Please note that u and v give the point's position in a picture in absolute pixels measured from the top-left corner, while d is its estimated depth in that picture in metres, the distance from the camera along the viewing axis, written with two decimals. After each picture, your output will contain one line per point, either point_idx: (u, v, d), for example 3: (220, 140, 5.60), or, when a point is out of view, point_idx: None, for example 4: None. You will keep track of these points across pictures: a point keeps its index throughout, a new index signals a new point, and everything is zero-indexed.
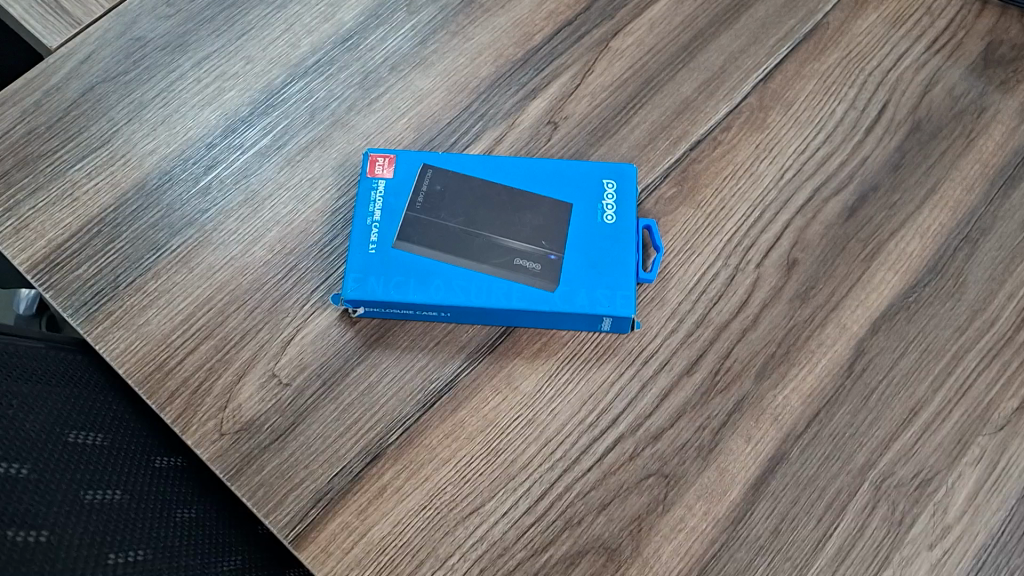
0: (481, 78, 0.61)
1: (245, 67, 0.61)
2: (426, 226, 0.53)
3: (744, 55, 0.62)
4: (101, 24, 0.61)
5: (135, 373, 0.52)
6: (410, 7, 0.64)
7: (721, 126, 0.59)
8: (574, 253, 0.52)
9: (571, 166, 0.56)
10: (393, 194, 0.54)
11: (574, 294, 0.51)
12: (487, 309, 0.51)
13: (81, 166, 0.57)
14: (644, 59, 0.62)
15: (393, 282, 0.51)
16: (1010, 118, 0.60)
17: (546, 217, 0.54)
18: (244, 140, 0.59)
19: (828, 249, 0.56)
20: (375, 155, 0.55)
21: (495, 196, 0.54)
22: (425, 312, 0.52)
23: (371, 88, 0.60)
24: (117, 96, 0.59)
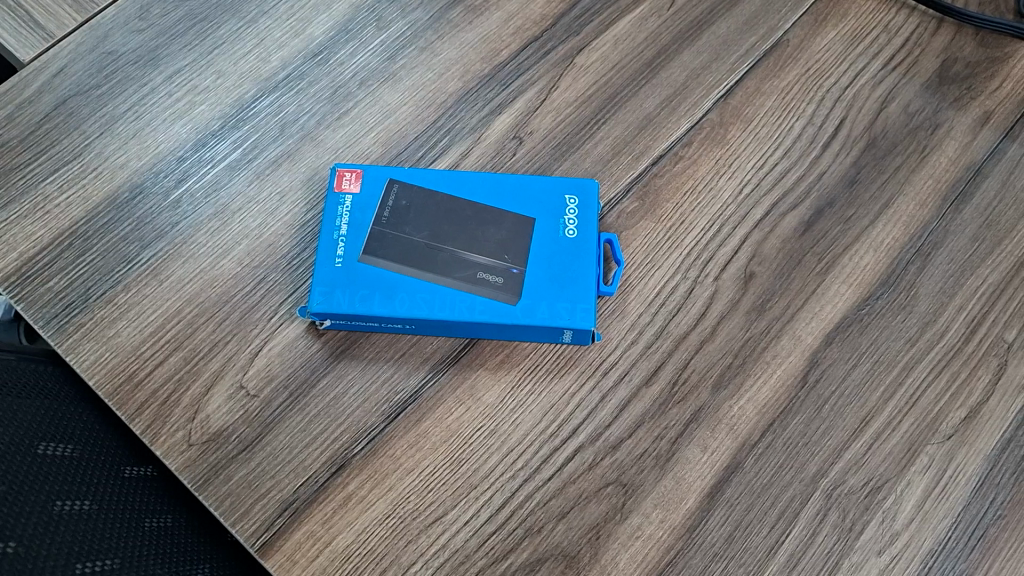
0: (448, 93, 0.62)
1: (216, 81, 0.62)
2: (393, 241, 0.54)
3: (706, 71, 0.63)
4: (75, 38, 0.62)
5: (105, 385, 0.53)
6: (380, 23, 0.65)
7: (682, 142, 0.61)
8: (537, 267, 0.53)
9: (534, 180, 0.57)
10: (359, 209, 0.55)
11: (535, 307, 0.52)
12: (450, 322, 0.52)
13: (53, 179, 0.58)
14: (608, 75, 0.63)
15: (358, 295, 0.52)
16: (963, 134, 0.62)
17: (509, 231, 0.55)
18: (215, 154, 0.60)
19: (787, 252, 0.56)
20: (342, 169, 0.56)
21: (460, 211, 0.55)
22: (390, 325, 0.53)
23: (340, 102, 0.62)
24: (88, 110, 0.60)
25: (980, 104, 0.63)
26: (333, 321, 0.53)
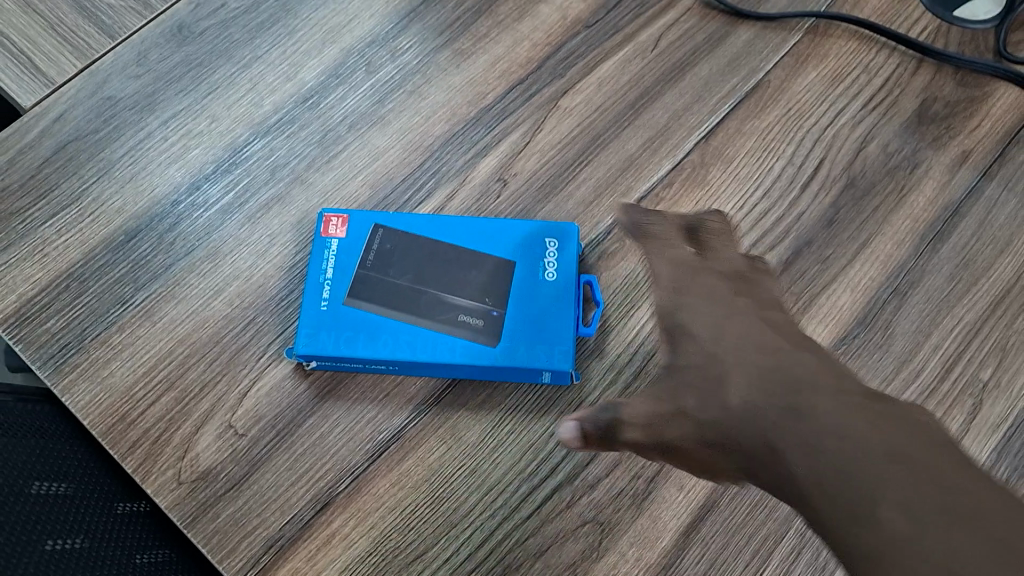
0: (434, 137, 0.64)
1: (210, 126, 0.64)
2: (378, 284, 0.55)
3: (687, 112, 0.65)
4: (74, 84, 0.64)
5: (99, 424, 0.55)
6: (369, 67, 0.66)
7: (663, 183, 0.62)
8: (516, 310, 0.55)
9: (515, 224, 0.58)
10: (345, 253, 0.57)
11: (515, 349, 0.54)
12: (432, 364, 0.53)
13: (52, 223, 0.60)
14: (591, 117, 0.65)
15: (342, 337, 0.54)
16: (941, 173, 0.63)
17: (490, 274, 0.56)
18: (208, 197, 0.62)
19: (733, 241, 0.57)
20: (329, 214, 0.58)
21: (444, 254, 0.57)
22: (375, 366, 0.55)
23: (330, 146, 0.63)
24: (87, 155, 0.63)
25: (959, 144, 0.64)
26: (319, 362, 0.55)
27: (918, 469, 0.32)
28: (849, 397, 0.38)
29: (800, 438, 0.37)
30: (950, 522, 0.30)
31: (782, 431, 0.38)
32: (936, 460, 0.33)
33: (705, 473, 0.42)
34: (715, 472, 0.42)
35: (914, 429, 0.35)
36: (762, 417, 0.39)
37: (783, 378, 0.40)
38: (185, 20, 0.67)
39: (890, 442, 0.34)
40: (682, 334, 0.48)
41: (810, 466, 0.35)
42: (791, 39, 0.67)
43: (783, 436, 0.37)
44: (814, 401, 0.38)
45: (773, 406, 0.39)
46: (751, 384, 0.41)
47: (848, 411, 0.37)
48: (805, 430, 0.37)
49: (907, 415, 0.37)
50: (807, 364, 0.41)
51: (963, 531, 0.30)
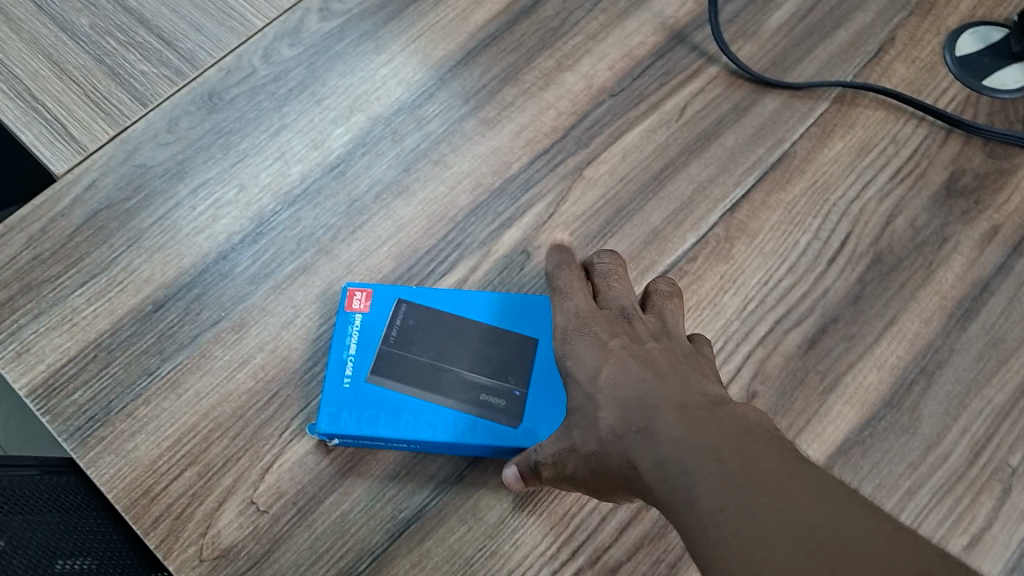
0: (459, 207, 0.64)
1: (237, 194, 0.65)
2: (401, 363, 0.55)
3: (713, 184, 0.64)
4: (106, 151, 0.65)
5: (123, 498, 0.55)
6: (395, 136, 0.67)
7: (687, 256, 0.62)
8: (539, 388, 0.55)
9: (537, 300, 0.58)
10: (368, 328, 0.57)
11: (536, 429, 0.54)
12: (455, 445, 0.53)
13: (81, 292, 0.61)
14: (616, 188, 0.65)
15: (364, 416, 0.54)
16: (970, 249, 0.62)
17: (512, 352, 0.56)
18: (234, 267, 0.62)
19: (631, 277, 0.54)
20: (353, 288, 0.58)
21: (466, 330, 0.57)
22: (396, 444, 0.55)
23: (355, 216, 0.64)
24: (117, 223, 0.63)
25: (988, 218, 0.63)
26: (341, 440, 0.55)
27: (742, 470, 0.33)
28: (696, 412, 0.38)
29: (654, 457, 0.37)
30: (773, 533, 0.30)
31: (637, 457, 0.38)
32: (784, 468, 0.33)
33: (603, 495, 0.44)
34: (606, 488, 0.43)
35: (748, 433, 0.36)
36: (624, 443, 0.40)
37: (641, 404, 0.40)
38: (215, 88, 0.67)
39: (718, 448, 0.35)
40: (572, 363, 0.47)
41: (665, 479, 0.36)
42: (817, 108, 0.67)
43: (638, 461, 0.38)
44: (662, 420, 0.38)
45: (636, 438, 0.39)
46: (619, 412, 0.41)
47: (695, 423, 0.37)
48: (656, 447, 0.37)
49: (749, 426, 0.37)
50: (661, 386, 0.41)
51: (786, 533, 0.30)
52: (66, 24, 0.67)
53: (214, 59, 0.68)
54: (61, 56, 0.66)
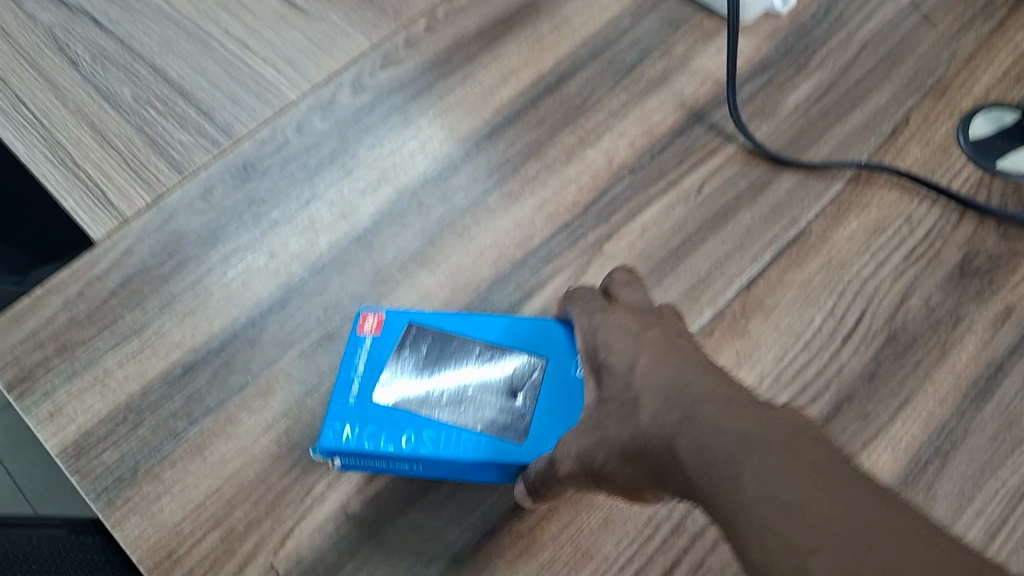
0: (481, 278, 0.66)
1: (268, 261, 0.67)
2: (406, 381, 0.57)
3: (729, 260, 0.66)
4: (143, 218, 0.68)
5: (146, 560, 0.56)
6: (421, 208, 0.69)
7: (704, 331, 0.63)
8: (545, 406, 0.56)
9: (551, 326, 0.59)
10: (378, 349, 0.59)
11: (540, 446, 0.54)
12: (451, 459, 0.54)
13: (113, 354, 0.63)
14: (635, 262, 0.66)
15: (366, 431, 0.55)
16: (984, 329, 0.63)
17: (522, 374, 0.57)
18: (262, 332, 0.64)
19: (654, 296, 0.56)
20: (366, 312, 0.60)
21: (475, 354, 0.58)
22: (397, 464, 0.56)
23: (380, 285, 0.66)
24: (150, 287, 0.65)
25: (1003, 298, 0.64)
26: (342, 458, 0.56)
27: (794, 464, 0.33)
28: (736, 403, 0.38)
29: (691, 444, 0.37)
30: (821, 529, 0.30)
31: (675, 445, 0.39)
32: (838, 474, 0.33)
33: (631, 492, 0.45)
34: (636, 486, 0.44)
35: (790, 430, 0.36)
36: (664, 429, 0.40)
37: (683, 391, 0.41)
38: (249, 159, 0.70)
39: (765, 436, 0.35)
40: (604, 357, 0.48)
41: (707, 470, 0.36)
42: (831, 187, 0.69)
43: (678, 449, 0.38)
44: (704, 409, 0.38)
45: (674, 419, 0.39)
46: (657, 402, 0.41)
47: (732, 412, 0.37)
48: (696, 435, 0.37)
49: (789, 418, 0.37)
50: (698, 373, 0.42)
51: (838, 537, 0.30)
52: (110, 96, 0.72)
53: (248, 130, 0.71)
54: (104, 126, 0.70)
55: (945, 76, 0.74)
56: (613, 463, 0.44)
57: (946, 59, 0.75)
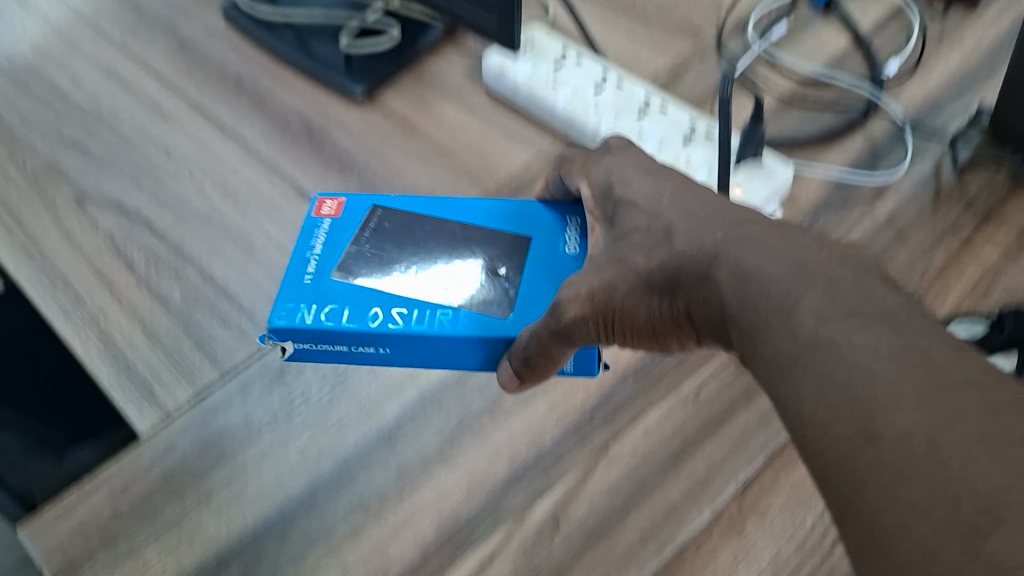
0: (496, 477, 0.71)
1: (299, 457, 0.71)
2: (370, 255, 0.64)
3: (725, 464, 0.71)
4: (186, 414, 0.72)
5: None
6: (441, 409, 0.74)
7: (702, 534, 0.68)
8: (528, 285, 0.62)
9: (534, 208, 0.67)
10: (337, 228, 0.66)
11: (524, 319, 0.60)
12: (427, 335, 0.60)
13: (153, 546, 0.66)
14: (637, 464, 0.71)
15: (330, 305, 0.61)
16: None
17: (502, 247, 0.65)
18: (293, 527, 0.68)
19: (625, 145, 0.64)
20: (326, 200, 0.68)
21: (450, 228, 0.67)
22: (359, 347, 0.61)
23: (403, 482, 0.70)
24: (189, 480, 0.69)
25: None
26: (298, 343, 0.62)
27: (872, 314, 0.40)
28: (790, 232, 0.48)
29: (733, 269, 0.47)
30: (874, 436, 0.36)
31: (724, 296, 0.47)
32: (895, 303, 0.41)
33: (651, 338, 0.54)
34: (657, 330, 0.53)
35: (834, 284, 0.43)
36: (705, 249, 0.49)
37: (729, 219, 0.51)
38: (286, 360, 0.76)
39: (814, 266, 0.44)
40: (622, 193, 0.59)
41: (790, 374, 0.41)
42: None
43: (750, 343, 0.44)
44: (748, 232, 0.48)
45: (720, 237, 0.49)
46: (690, 223, 0.51)
47: (769, 244, 0.47)
48: (762, 331, 0.43)
49: (846, 253, 0.46)
50: (713, 212, 0.52)
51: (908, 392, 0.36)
52: (160, 294, 0.77)
53: None
54: (153, 322, 0.76)
55: (919, 285, 0.77)
56: (640, 298, 0.52)
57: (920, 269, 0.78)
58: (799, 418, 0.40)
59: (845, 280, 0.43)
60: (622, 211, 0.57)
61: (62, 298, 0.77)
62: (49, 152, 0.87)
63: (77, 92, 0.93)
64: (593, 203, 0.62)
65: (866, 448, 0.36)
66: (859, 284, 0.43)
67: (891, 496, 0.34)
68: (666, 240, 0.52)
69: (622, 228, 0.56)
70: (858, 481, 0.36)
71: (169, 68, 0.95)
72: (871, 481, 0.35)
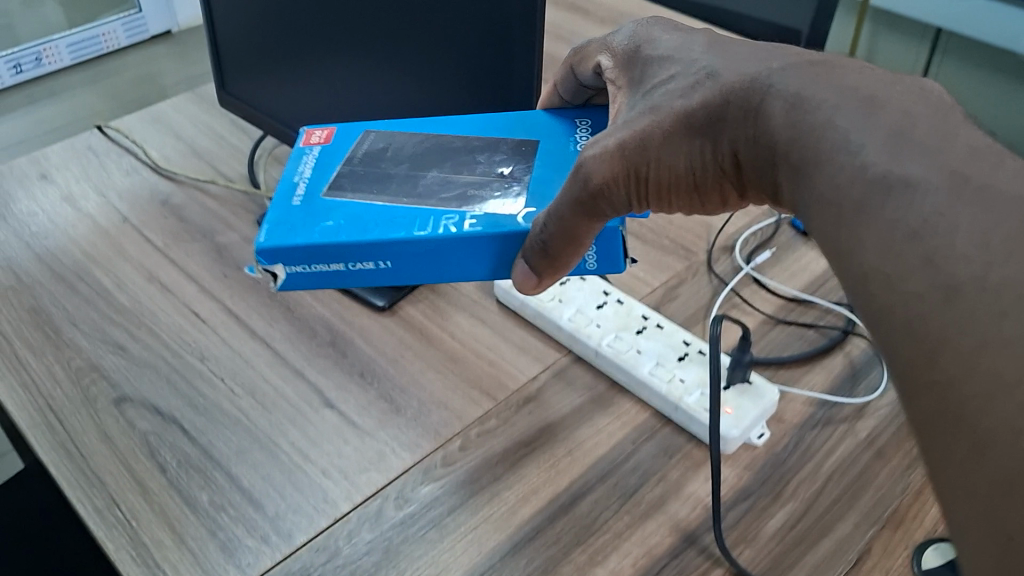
0: None
1: None
2: (361, 173, 0.62)
3: None
4: None
5: None
6: None
7: None
8: (534, 191, 0.58)
9: (537, 115, 0.65)
10: (327, 152, 0.65)
11: (536, 200, 0.58)
12: (424, 239, 0.56)
13: None
14: None
15: (319, 219, 0.58)
16: None
17: (509, 146, 0.62)
18: None
19: (646, 34, 0.60)
20: (315, 130, 0.67)
21: (446, 138, 0.64)
22: (360, 260, 0.58)
23: None
24: None
25: None
26: (289, 264, 0.58)
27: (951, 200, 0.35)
28: (813, 67, 0.47)
29: (790, 140, 0.44)
30: (915, 348, 0.34)
31: (777, 136, 0.45)
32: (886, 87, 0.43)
33: (692, 189, 0.53)
34: (684, 195, 0.53)
35: (903, 135, 0.39)
36: (756, 93, 0.48)
37: (763, 65, 0.49)
38: (309, 563, 0.66)
39: (870, 94, 0.42)
40: (652, 57, 0.57)
41: (846, 219, 0.39)
42: (864, 550, 0.68)
43: (807, 176, 0.43)
44: (783, 79, 0.47)
45: (749, 63, 0.50)
46: (721, 83, 0.50)
47: (818, 76, 0.45)
48: (818, 167, 0.42)
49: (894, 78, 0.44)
50: (750, 52, 0.51)
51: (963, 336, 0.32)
52: (189, 501, 0.70)
53: (306, 536, 0.67)
54: (182, 526, 0.68)
55: (899, 508, 0.71)
56: (680, 143, 0.51)
57: (899, 492, 0.72)
58: (862, 267, 0.37)
59: (918, 127, 0.39)
60: (652, 69, 0.56)
61: (97, 502, 0.69)
62: (91, 351, 0.82)
63: (111, 282, 0.89)
64: (614, 70, 0.61)
65: (946, 308, 0.33)
66: (935, 126, 0.39)
67: (972, 364, 0.31)
68: (711, 80, 0.51)
69: (653, 83, 0.55)
70: (928, 357, 0.33)
71: (207, 274, 0.90)
72: (956, 339, 0.32)
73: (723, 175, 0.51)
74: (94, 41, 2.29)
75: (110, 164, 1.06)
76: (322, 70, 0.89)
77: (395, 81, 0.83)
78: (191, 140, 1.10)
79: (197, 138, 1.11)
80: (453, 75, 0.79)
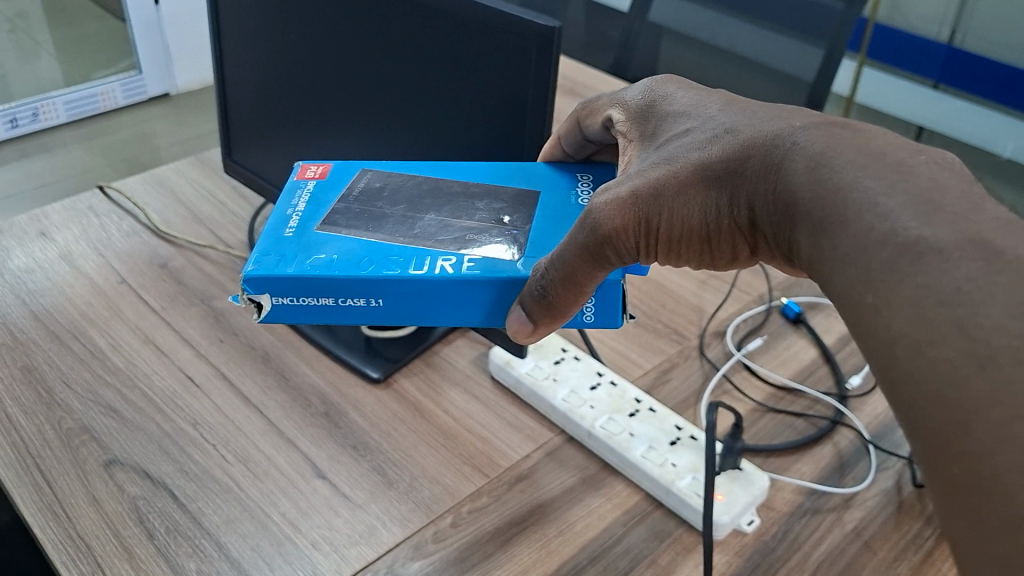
0: None
1: None
2: (356, 210, 0.61)
3: None
4: None
5: None
6: None
7: None
8: (534, 241, 0.58)
9: (540, 168, 0.66)
10: (321, 186, 0.64)
11: (538, 250, 0.57)
12: (422, 280, 0.55)
13: None
14: None
15: (312, 252, 0.57)
16: None
17: (512, 196, 0.62)
18: None
19: (659, 88, 0.62)
20: (311, 165, 0.67)
21: (447, 183, 0.64)
22: (352, 295, 0.56)
23: None
24: None
25: None
26: (276, 295, 0.57)
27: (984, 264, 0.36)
28: (833, 126, 0.48)
29: (811, 202, 0.45)
30: (948, 415, 0.34)
31: (799, 193, 0.46)
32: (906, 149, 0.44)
33: (703, 244, 0.54)
34: (694, 249, 0.54)
35: (931, 202, 0.39)
36: (776, 149, 0.49)
37: (782, 121, 0.50)
38: None
39: (892, 158, 0.43)
40: (666, 112, 0.59)
41: (874, 282, 0.39)
42: None
43: (830, 237, 0.43)
44: (807, 136, 0.48)
45: (765, 118, 0.51)
46: (739, 137, 0.51)
47: (842, 138, 0.46)
48: (841, 228, 0.42)
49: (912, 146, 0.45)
50: (767, 109, 0.52)
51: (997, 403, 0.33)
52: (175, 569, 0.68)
53: None
54: None
55: None
56: (695, 194, 0.52)
57: None
58: (891, 332, 0.38)
59: (947, 195, 0.40)
60: (666, 124, 0.58)
61: (82, 568, 0.67)
62: (83, 413, 0.80)
63: (105, 343, 0.88)
64: (625, 123, 0.62)
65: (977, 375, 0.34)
66: (963, 194, 0.40)
67: (1010, 434, 0.32)
68: (729, 134, 0.52)
69: (666, 137, 0.56)
70: (962, 423, 0.34)
71: (203, 339, 0.90)
72: (991, 405, 0.33)
73: (735, 230, 0.52)
74: (90, 101, 2.31)
75: (110, 226, 1.06)
76: (330, 129, 0.90)
77: (407, 131, 0.83)
78: (191, 204, 1.11)
79: (197, 203, 1.11)
80: (468, 121, 0.78)
